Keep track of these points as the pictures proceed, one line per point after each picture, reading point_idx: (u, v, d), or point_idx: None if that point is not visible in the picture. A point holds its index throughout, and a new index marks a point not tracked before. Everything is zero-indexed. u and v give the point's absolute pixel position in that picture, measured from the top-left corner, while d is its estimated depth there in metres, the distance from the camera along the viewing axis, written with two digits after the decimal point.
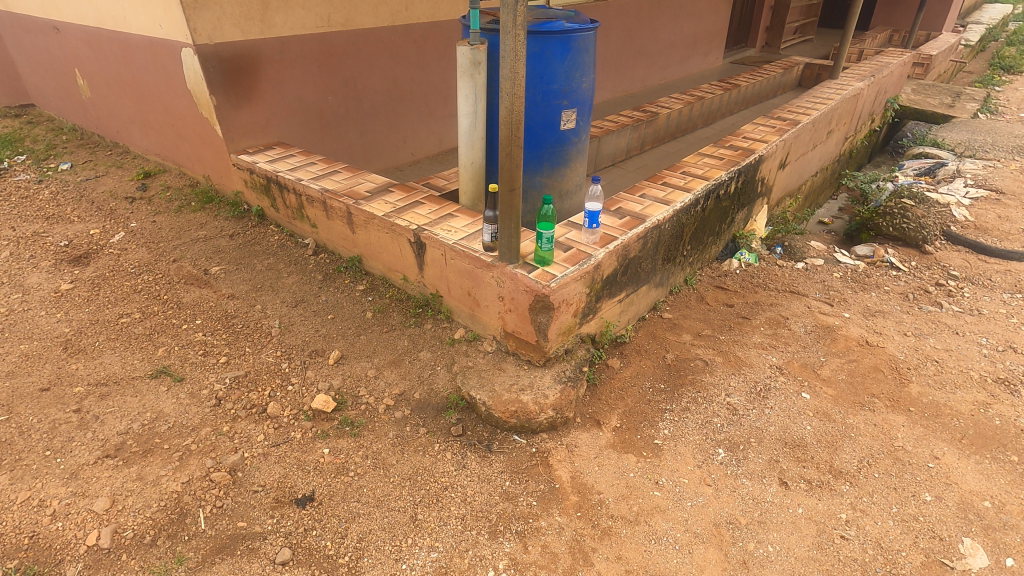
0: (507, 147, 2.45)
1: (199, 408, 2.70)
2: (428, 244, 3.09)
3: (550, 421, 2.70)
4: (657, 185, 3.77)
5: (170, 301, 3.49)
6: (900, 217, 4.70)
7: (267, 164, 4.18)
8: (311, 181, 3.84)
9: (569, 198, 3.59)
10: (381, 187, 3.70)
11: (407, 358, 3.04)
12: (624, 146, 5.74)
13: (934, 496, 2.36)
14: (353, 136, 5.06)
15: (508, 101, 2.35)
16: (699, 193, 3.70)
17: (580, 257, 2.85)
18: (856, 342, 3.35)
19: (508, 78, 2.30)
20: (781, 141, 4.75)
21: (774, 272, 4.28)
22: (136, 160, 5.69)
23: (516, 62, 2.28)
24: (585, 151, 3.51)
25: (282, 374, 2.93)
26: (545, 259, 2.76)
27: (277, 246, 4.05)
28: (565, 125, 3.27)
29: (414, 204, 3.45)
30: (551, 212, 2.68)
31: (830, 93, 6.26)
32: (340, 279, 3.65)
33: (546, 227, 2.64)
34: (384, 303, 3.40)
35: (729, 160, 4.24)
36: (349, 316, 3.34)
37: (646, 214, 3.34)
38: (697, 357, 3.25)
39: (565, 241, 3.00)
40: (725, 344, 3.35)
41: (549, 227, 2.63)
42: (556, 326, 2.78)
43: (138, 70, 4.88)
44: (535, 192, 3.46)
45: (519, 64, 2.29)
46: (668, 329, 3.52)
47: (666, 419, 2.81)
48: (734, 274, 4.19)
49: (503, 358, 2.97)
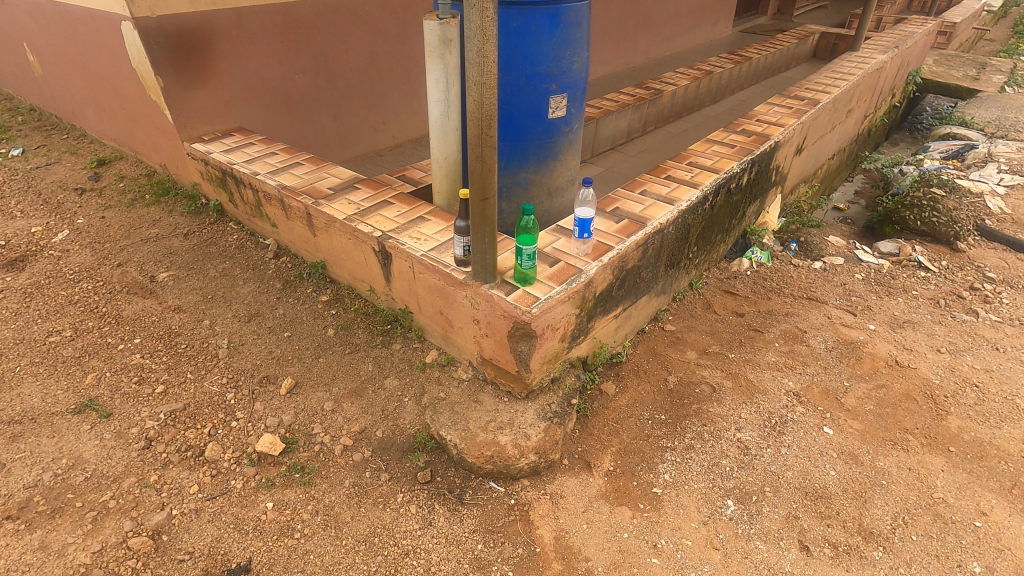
0: (477, 150, 2.00)
1: (125, 452, 2.33)
2: (394, 255, 2.67)
3: (532, 467, 2.34)
4: (659, 179, 3.30)
5: (108, 314, 3.09)
6: (929, 210, 4.21)
7: (222, 154, 3.72)
8: (268, 175, 3.40)
9: (559, 196, 3.14)
10: (347, 183, 3.25)
11: (371, 387, 2.65)
12: (624, 127, 5.25)
13: (984, 567, 2.00)
14: (327, 119, 4.58)
15: (477, 91, 1.88)
16: (707, 188, 3.25)
17: (568, 274, 2.43)
18: (884, 362, 2.94)
19: (475, 65, 1.84)
20: (799, 124, 4.26)
21: (788, 273, 3.87)
22: (93, 144, 5.24)
23: (485, 44, 1.81)
24: (578, 142, 3.06)
25: (226, 408, 2.56)
26: (524, 279, 2.33)
27: (235, 249, 3.63)
28: (554, 113, 2.81)
29: (381, 204, 3.01)
30: (534, 225, 2.24)
31: (851, 67, 5.72)
32: (301, 288, 3.25)
33: (527, 242, 2.21)
34: (349, 318, 3.00)
35: (742, 147, 3.77)
36: (309, 334, 2.94)
37: (647, 216, 2.90)
38: (703, 381, 2.85)
39: (551, 252, 2.56)
40: (735, 364, 2.95)
41: (531, 242, 2.21)
42: (540, 355, 2.39)
43: (83, 45, 4.37)
44: (520, 190, 3.01)
45: (490, 47, 1.82)
46: (671, 344, 3.14)
47: (666, 461, 2.43)
48: (744, 276, 3.80)
49: (480, 388, 2.58)
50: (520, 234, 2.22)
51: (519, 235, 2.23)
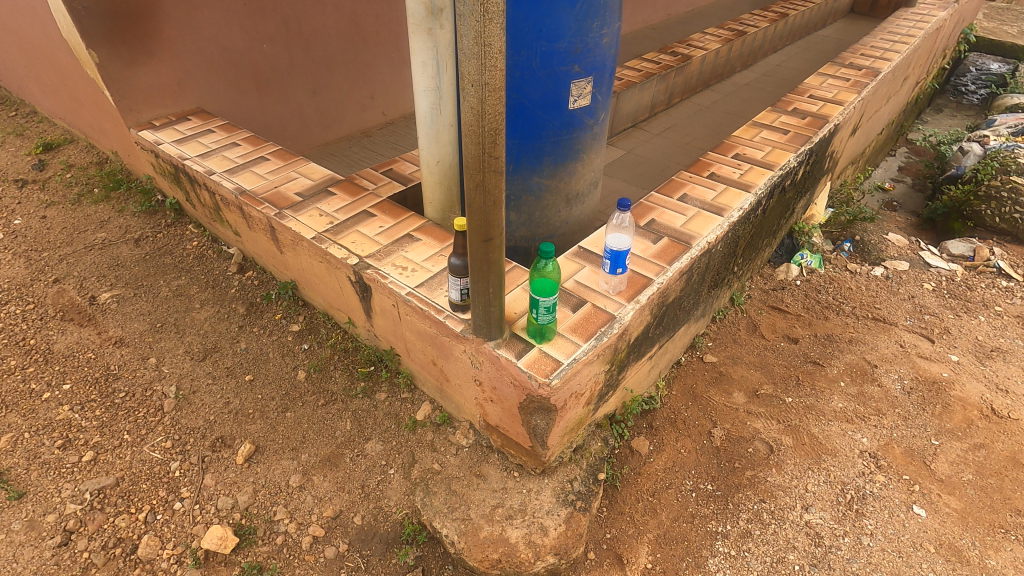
0: (477, 177, 1.40)
1: (35, 553, 1.84)
2: (374, 289, 2.12)
3: (550, 570, 1.84)
4: (702, 178, 2.69)
5: (35, 349, 2.56)
6: (1011, 204, 3.62)
7: (173, 145, 3.11)
8: (225, 174, 2.80)
9: (580, 202, 2.55)
10: (319, 185, 2.66)
11: (349, 454, 2.14)
12: (647, 101, 4.56)
13: None
14: (305, 96, 3.93)
15: (477, 93, 1.27)
16: (761, 191, 2.64)
17: (597, 322, 1.87)
18: (978, 412, 2.41)
19: (474, 57, 1.22)
20: (859, 101, 3.60)
21: (845, 281, 3.30)
22: (42, 124, 4.58)
23: (488, 24, 1.19)
24: (604, 136, 2.44)
25: (169, 484, 2.06)
26: (541, 338, 1.77)
27: (193, 260, 3.07)
28: (576, 102, 2.19)
29: (359, 215, 2.43)
30: (555, 269, 1.68)
31: (909, 26, 4.96)
32: (269, 314, 2.71)
33: (546, 291, 1.66)
34: (323, 357, 2.47)
35: (796, 133, 3.13)
36: (275, 378, 2.41)
37: (691, 233, 2.32)
38: (757, 436, 2.34)
39: (573, 289, 2.00)
40: (794, 412, 2.43)
41: (551, 291, 1.65)
42: (560, 428, 1.86)
43: (11, 9, 3.69)
44: (533, 199, 2.42)
45: (495, 30, 1.20)
46: (713, 382, 2.61)
47: (718, 555, 1.94)
48: (793, 287, 3.24)
49: (483, 458, 2.07)
50: (537, 282, 1.66)
51: (535, 283, 1.67)
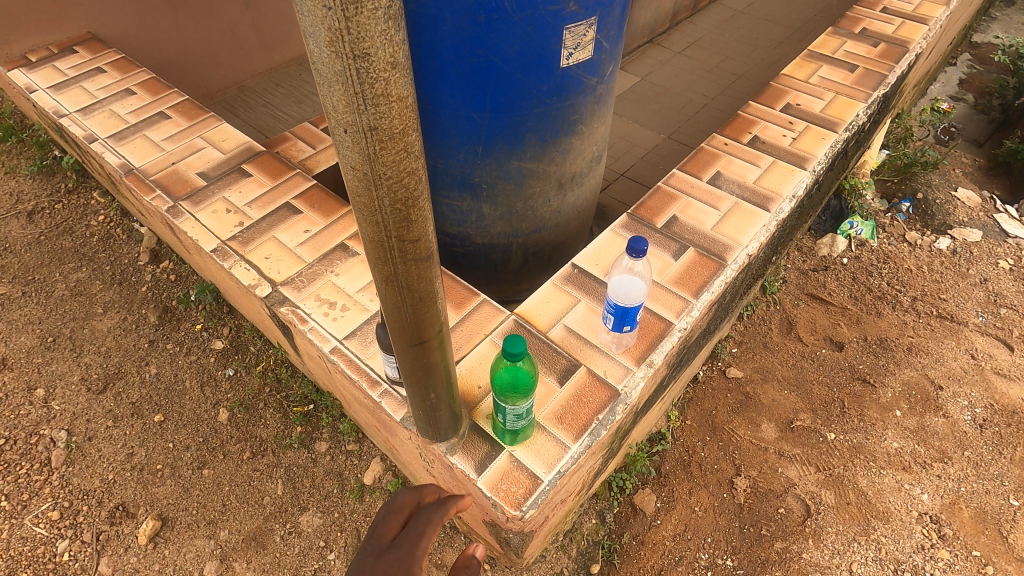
0: (385, 270, 0.80)
1: None
2: (293, 332, 1.56)
3: None
4: (741, 146, 2.01)
5: None
6: None
7: (48, 93, 2.36)
8: (110, 139, 2.11)
9: (577, 186, 1.89)
10: (231, 160, 1.99)
11: (280, 530, 1.71)
12: (669, 8, 3.64)
13: None
14: (233, 10, 3.08)
15: (358, 147, 0.64)
16: (821, 164, 1.97)
17: (591, 400, 1.34)
18: None
19: (338, 82, 0.58)
20: (948, 15, 2.75)
21: (904, 257, 2.68)
22: None
23: (357, 14, 0.53)
24: (610, 96, 1.74)
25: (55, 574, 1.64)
26: (507, 438, 1.25)
27: (97, 244, 2.47)
28: (571, 57, 1.48)
29: (278, 212, 1.80)
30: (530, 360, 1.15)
31: None
32: (187, 324, 2.17)
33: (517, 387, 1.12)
34: (250, 391, 1.98)
35: (866, 70, 2.36)
36: (191, 418, 1.93)
37: (725, 240, 1.70)
38: (790, 489, 1.88)
39: (560, 343, 1.44)
40: (839, 455, 1.96)
41: (524, 390, 1.12)
42: (539, 537, 1.40)
43: None
44: (513, 188, 1.76)
45: (375, 22, 0.55)
46: (736, 408, 2.12)
47: None
48: (839, 266, 2.63)
49: (447, 543, 1.67)
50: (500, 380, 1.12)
51: (501, 380, 1.13)
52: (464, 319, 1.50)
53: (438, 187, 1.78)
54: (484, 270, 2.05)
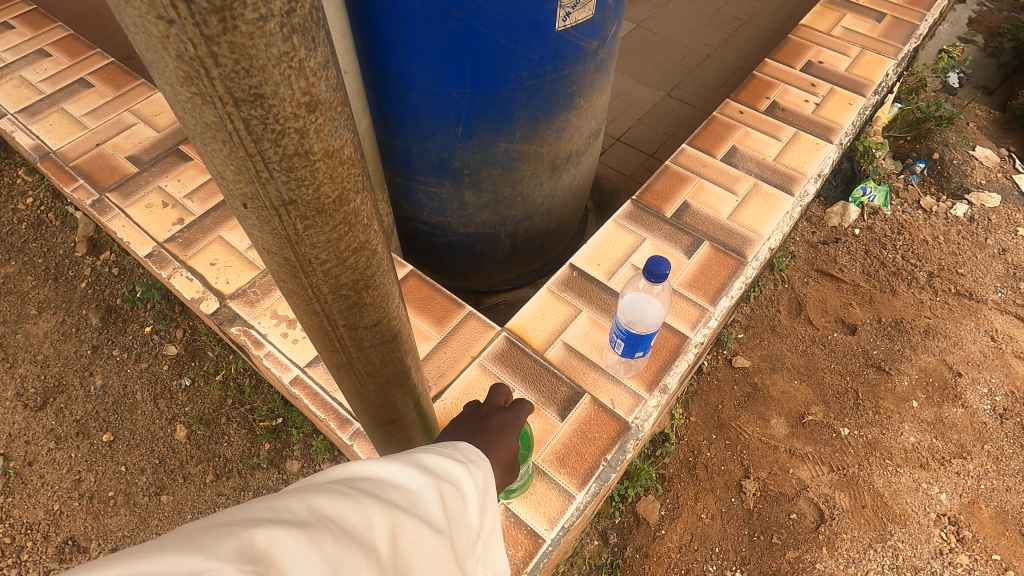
0: (337, 356, 0.62)
1: None
2: (247, 354, 1.34)
3: None
4: (758, 115, 1.76)
5: None
6: None
7: None
8: (20, 115, 1.78)
9: (572, 167, 1.65)
10: (166, 140, 1.70)
11: None
12: None
13: None
14: None
15: (268, 225, 0.46)
16: (848, 135, 1.73)
17: (598, 438, 1.15)
18: None
19: (218, 140, 0.40)
20: None
21: (919, 226, 2.49)
22: None
23: (231, 41, 0.34)
24: (612, 59, 1.46)
25: None
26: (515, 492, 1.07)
27: (26, 232, 2.17)
28: (569, 19, 1.21)
29: (224, 205, 1.53)
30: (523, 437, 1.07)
31: None
32: (134, 327, 1.92)
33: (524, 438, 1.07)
34: (211, 403, 1.77)
35: (895, 19, 2.08)
36: (146, 437, 1.73)
37: (743, 231, 1.49)
38: (803, 493, 1.76)
39: (561, 366, 1.24)
40: (853, 453, 1.83)
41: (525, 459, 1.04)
42: None
43: None
44: (499, 175, 1.51)
45: (270, 51, 0.36)
46: (745, 402, 1.96)
47: None
48: (851, 238, 2.43)
49: None
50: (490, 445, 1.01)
51: None
52: (448, 337, 1.29)
53: (412, 172, 1.52)
54: (468, 261, 1.82)
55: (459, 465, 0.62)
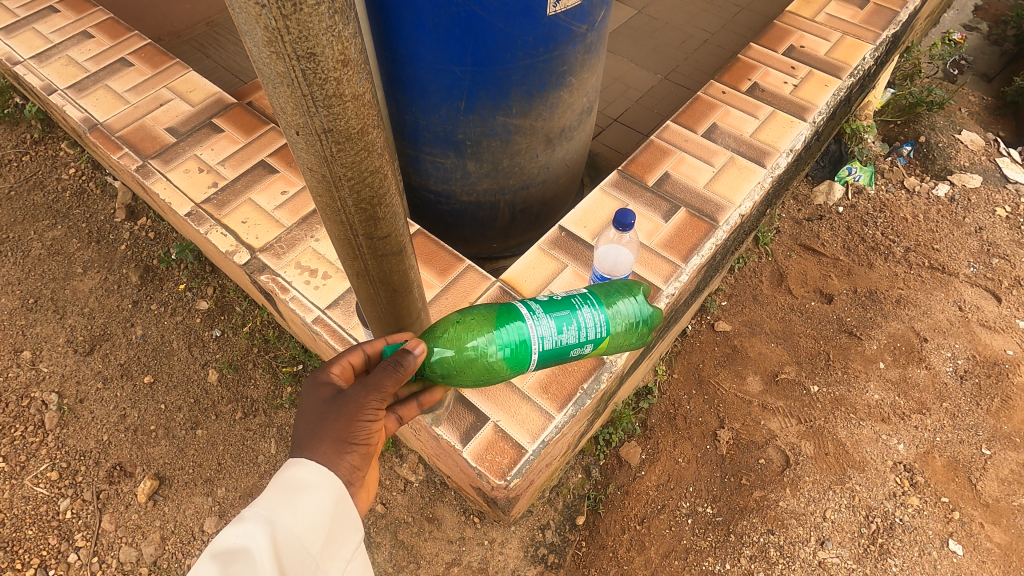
0: (356, 263, 0.81)
1: None
2: (274, 299, 1.53)
3: None
4: (739, 95, 1.92)
5: None
6: None
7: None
8: (69, 91, 1.98)
9: (566, 139, 1.81)
10: (200, 113, 1.89)
11: None
12: None
13: None
14: None
15: (313, 149, 0.64)
16: (822, 115, 1.87)
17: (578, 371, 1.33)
18: None
19: (283, 83, 0.58)
20: None
21: (900, 205, 2.62)
22: None
23: (295, 14, 0.52)
24: (602, 41, 1.62)
25: (61, 531, 1.70)
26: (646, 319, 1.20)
27: (70, 199, 2.38)
28: (560, 4, 1.37)
29: (253, 171, 1.72)
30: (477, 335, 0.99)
31: None
32: (170, 285, 2.13)
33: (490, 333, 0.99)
34: (239, 351, 1.98)
35: (876, 6, 2.21)
36: (182, 379, 1.94)
37: (717, 199, 1.65)
38: (772, 441, 1.93)
39: None
40: (821, 408, 2.00)
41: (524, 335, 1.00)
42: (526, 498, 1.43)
43: None
44: (498, 145, 1.68)
45: (321, 22, 0.54)
46: (724, 361, 2.13)
47: None
48: (834, 215, 2.58)
49: (440, 496, 1.77)
50: (501, 364, 1.00)
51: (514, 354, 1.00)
52: (449, 286, 1.48)
53: (420, 142, 1.70)
54: (471, 227, 1.99)
55: (226, 544, 0.77)
